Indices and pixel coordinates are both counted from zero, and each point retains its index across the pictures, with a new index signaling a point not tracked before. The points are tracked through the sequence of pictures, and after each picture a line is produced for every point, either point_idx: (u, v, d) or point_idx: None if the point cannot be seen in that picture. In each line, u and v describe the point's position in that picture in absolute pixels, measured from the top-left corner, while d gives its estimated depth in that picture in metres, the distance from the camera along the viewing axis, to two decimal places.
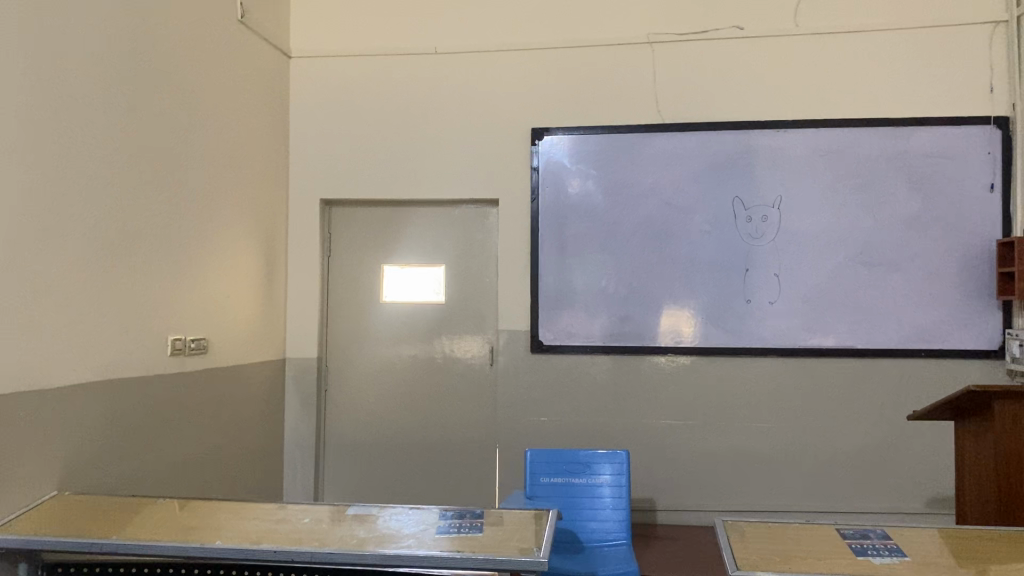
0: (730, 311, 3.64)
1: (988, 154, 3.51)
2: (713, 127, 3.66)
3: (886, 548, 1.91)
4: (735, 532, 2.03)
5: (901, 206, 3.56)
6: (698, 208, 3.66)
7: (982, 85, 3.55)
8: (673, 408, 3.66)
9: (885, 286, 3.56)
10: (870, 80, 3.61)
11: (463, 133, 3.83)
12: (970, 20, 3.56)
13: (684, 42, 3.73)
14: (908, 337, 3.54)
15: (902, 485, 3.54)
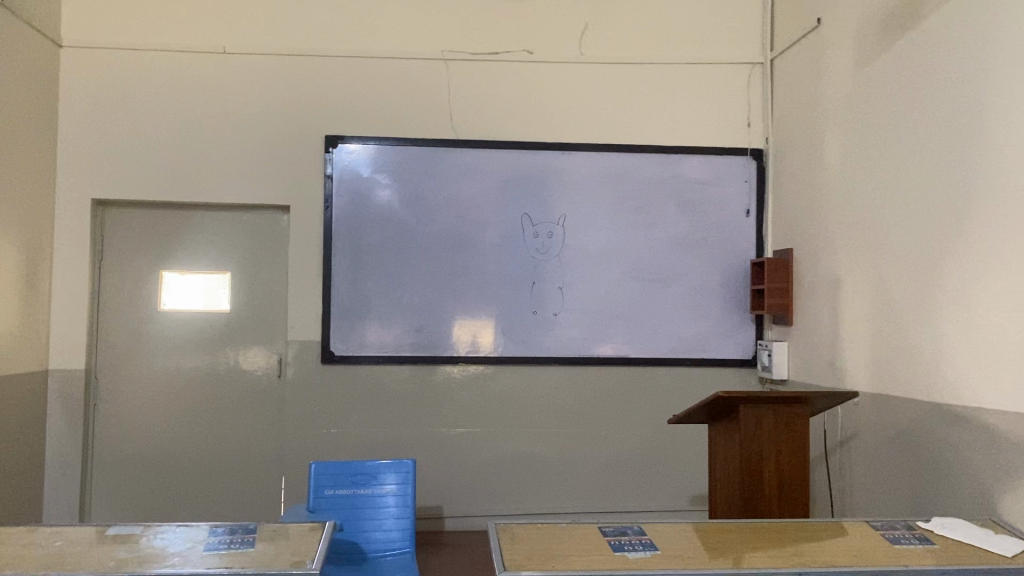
0: (518, 322, 3.77)
1: (745, 183, 3.89)
2: (504, 145, 3.79)
3: (641, 543, 2.07)
4: (506, 535, 2.11)
5: (673, 227, 3.85)
6: (489, 222, 3.77)
7: (742, 119, 3.92)
8: (462, 417, 3.74)
9: (658, 300, 3.83)
10: (647, 110, 3.89)
11: (254, 138, 3.73)
12: (732, 60, 3.92)
13: (477, 62, 3.84)
14: (677, 348, 3.83)
15: (670, 485, 3.82)
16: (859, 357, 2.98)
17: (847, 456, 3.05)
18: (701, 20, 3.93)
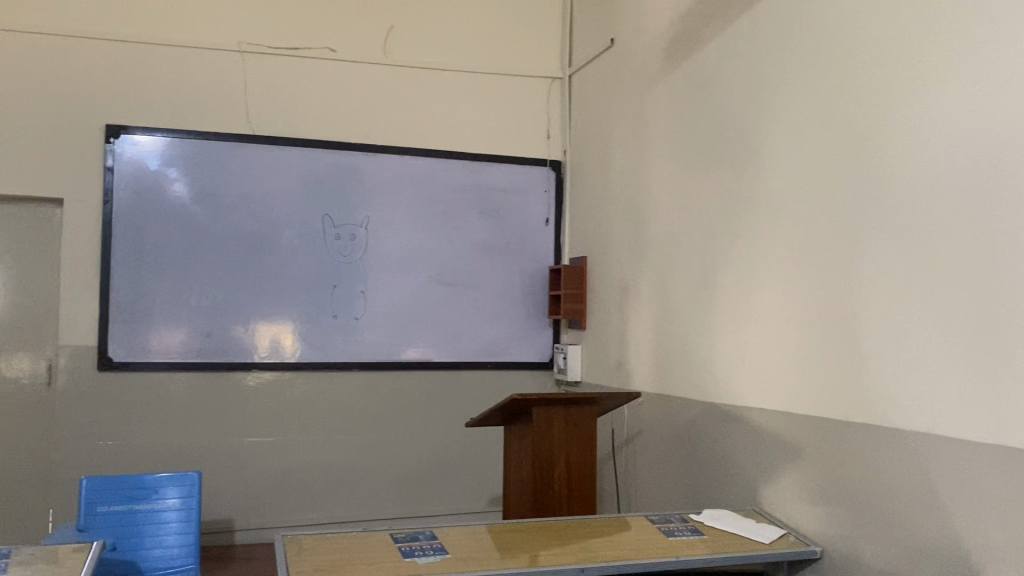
0: (317, 327, 3.68)
1: (544, 192, 4.02)
2: (304, 144, 3.69)
3: (431, 548, 2.06)
4: (293, 546, 2.04)
5: (475, 233, 3.90)
6: (287, 223, 3.65)
7: (541, 131, 4.05)
8: (255, 424, 3.59)
9: (459, 305, 3.87)
10: (450, 116, 3.92)
11: (22, 123, 3.40)
12: (533, 73, 4.04)
13: (276, 57, 3.71)
14: (477, 352, 3.88)
15: (469, 488, 3.86)
16: (644, 361, 3.15)
17: (633, 454, 3.21)
18: (505, 32, 4.03)
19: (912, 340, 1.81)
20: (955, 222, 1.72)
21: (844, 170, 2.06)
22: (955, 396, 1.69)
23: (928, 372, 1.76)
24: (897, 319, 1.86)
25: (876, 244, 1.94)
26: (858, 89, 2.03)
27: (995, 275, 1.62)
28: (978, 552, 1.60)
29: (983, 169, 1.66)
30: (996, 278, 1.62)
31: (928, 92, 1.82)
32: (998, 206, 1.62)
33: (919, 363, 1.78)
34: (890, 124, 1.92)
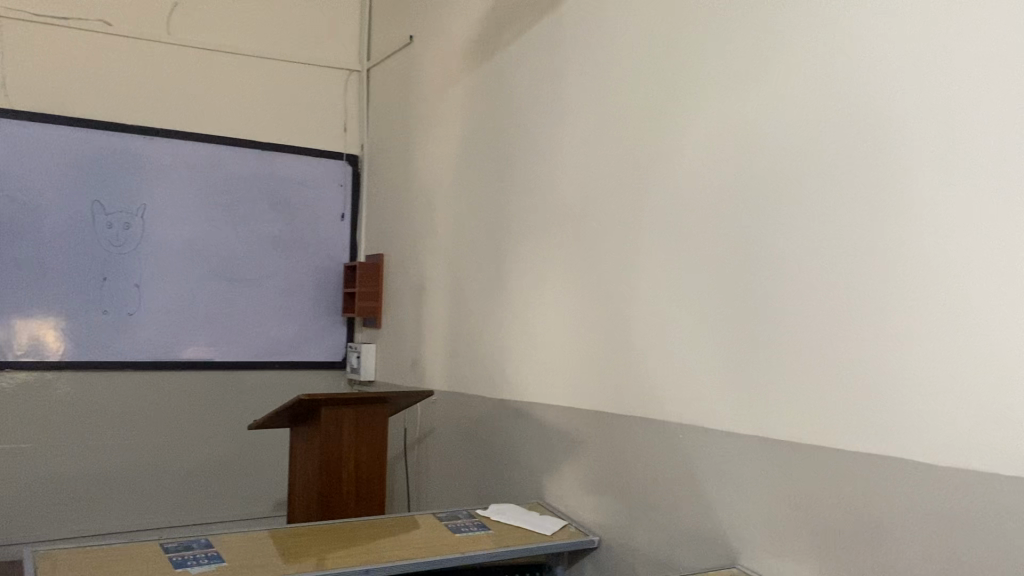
0: (85, 323, 3.38)
1: (340, 187, 3.93)
2: (73, 123, 3.37)
3: (205, 556, 1.94)
4: (44, 562, 1.84)
5: (265, 226, 3.75)
6: (50, 208, 3.32)
7: (338, 124, 3.96)
8: (5, 430, 3.23)
9: (246, 301, 3.70)
10: (240, 103, 3.74)
11: None
12: (329, 65, 3.95)
13: (37, 25, 3.36)
14: (266, 350, 3.73)
15: (253, 492, 3.69)
16: (437, 359, 3.16)
17: (424, 453, 3.20)
18: (300, 21, 3.90)
19: (665, 339, 1.89)
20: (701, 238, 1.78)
21: (613, 175, 2.13)
22: (697, 391, 1.78)
23: (678, 368, 1.84)
24: (653, 318, 1.93)
25: (636, 247, 2.02)
26: (625, 97, 2.10)
27: (724, 276, 1.71)
28: (715, 536, 1.70)
29: (713, 184, 1.76)
30: (725, 280, 1.70)
31: (676, 107, 1.90)
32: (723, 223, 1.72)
33: (670, 358, 1.87)
34: (649, 132, 2.00)
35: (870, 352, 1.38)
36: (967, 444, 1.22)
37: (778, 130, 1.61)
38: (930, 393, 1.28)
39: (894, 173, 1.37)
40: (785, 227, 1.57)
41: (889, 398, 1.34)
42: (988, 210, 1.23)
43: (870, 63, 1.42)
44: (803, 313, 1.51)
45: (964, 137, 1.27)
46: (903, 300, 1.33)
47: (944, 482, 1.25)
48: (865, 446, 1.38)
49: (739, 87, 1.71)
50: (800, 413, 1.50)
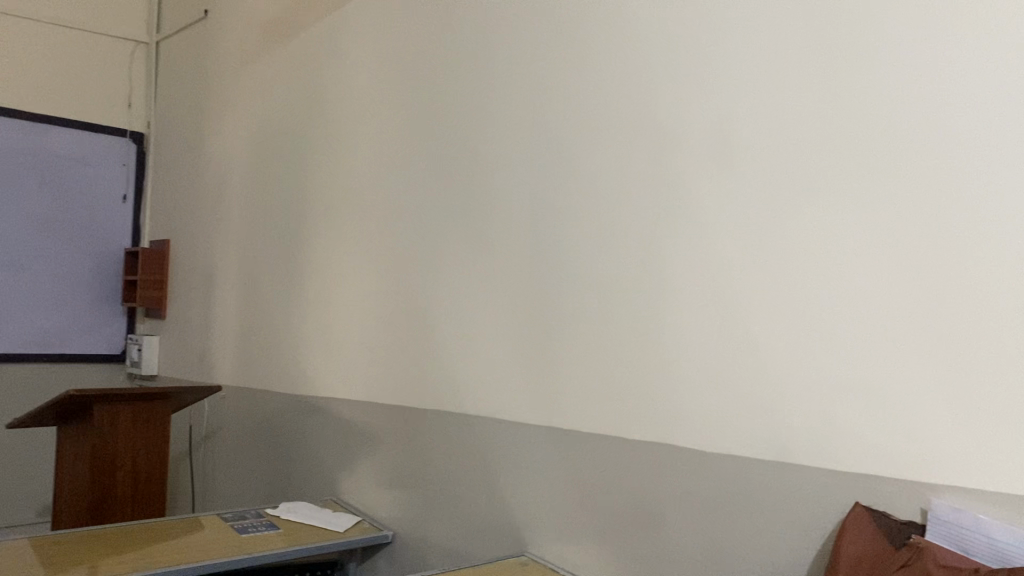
0: None
1: (122, 166, 3.65)
2: None
3: None
4: None
5: (33, 205, 3.40)
6: None
7: (121, 98, 3.68)
8: None
9: (9, 287, 3.34)
10: (9, 67, 3.36)
11: None
12: (113, 33, 3.65)
13: None
14: (32, 342, 3.40)
15: (13, 497, 3.35)
16: (227, 353, 3.02)
17: (211, 450, 3.05)
18: None
19: (466, 336, 1.88)
20: (506, 233, 1.78)
21: (414, 168, 2.11)
22: (495, 387, 1.79)
23: (477, 363, 1.85)
24: (453, 312, 1.93)
25: (439, 245, 1.99)
26: (427, 89, 2.09)
27: (521, 272, 1.73)
28: (506, 527, 1.74)
29: (518, 181, 1.76)
30: (521, 275, 1.73)
31: (482, 104, 1.89)
32: (527, 221, 1.72)
33: (469, 353, 1.87)
34: (448, 126, 2.00)
35: (651, 345, 1.43)
36: (732, 430, 1.28)
37: (571, 128, 1.63)
38: (702, 381, 1.33)
39: (673, 171, 1.42)
40: (577, 224, 1.60)
41: (668, 389, 1.39)
42: (765, 213, 1.26)
43: (653, 67, 1.47)
44: (594, 309, 1.55)
45: (730, 136, 1.32)
46: (688, 298, 1.37)
47: (713, 467, 1.31)
48: (647, 437, 1.43)
49: (535, 85, 1.74)
50: (591, 407, 1.55)
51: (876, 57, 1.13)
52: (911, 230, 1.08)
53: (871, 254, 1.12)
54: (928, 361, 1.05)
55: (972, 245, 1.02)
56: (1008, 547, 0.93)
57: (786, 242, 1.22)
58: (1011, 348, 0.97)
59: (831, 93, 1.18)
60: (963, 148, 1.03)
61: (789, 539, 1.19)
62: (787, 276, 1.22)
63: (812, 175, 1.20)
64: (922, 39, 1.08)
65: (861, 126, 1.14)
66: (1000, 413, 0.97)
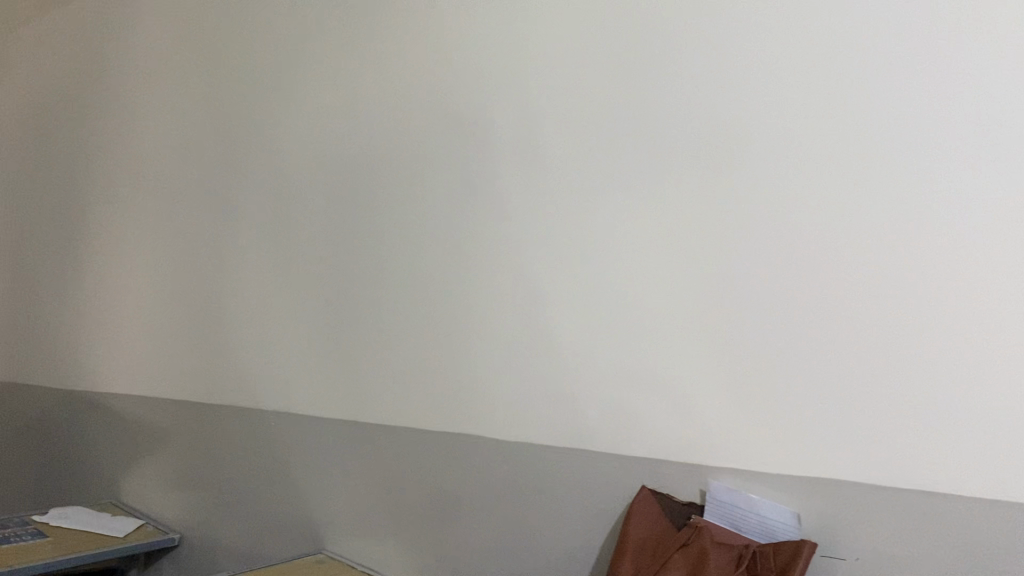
0: None
1: None
2: None
3: None
4: None
5: None
6: None
7: None
8: None
9: None
10: None
11: None
12: None
13: None
14: None
15: None
16: None
17: None
18: None
19: (262, 326, 1.79)
20: (306, 219, 1.70)
21: (210, 151, 1.98)
22: (293, 380, 1.71)
23: (274, 356, 1.76)
24: (247, 301, 1.83)
25: (235, 230, 1.88)
26: (224, 63, 1.96)
27: (321, 262, 1.66)
28: (303, 524, 1.67)
29: (319, 165, 1.69)
30: (320, 263, 1.66)
31: (283, 82, 1.79)
32: (328, 207, 1.66)
33: (266, 345, 1.78)
34: (247, 104, 1.89)
35: (453, 336, 1.41)
36: (530, 419, 1.28)
37: (376, 113, 1.58)
38: (503, 371, 1.33)
39: (476, 161, 1.39)
40: (381, 213, 1.55)
41: (470, 380, 1.38)
42: (562, 203, 1.26)
43: (457, 55, 1.44)
44: (396, 300, 1.51)
45: (532, 128, 1.31)
46: (487, 287, 1.36)
47: (512, 456, 1.31)
48: (445, 428, 1.41)
49: (340, 69, 1.66)
50: (392, 400, 1.51)
51: (671, 59, 1.15)
52: (695, 227, 1.11)
53: (660, 249, 1.14)
54: (710, 354, 1.08)
55: (751, 242, 1.05)
56: (776, 524, 1.00)
57: (583, 235, 1.23)
58: (783, 343, 1.02)
59: (629, 90, 1.19)
60: (745, 151, 1.06)
61: (581, 521, 1.20)
62: (583, 267, 1.23)
63: (609, 170, 1.21)
64: (711, 45, 1.11)
65: (655, 124, 1.16)
66: (773, 403, 1.02)
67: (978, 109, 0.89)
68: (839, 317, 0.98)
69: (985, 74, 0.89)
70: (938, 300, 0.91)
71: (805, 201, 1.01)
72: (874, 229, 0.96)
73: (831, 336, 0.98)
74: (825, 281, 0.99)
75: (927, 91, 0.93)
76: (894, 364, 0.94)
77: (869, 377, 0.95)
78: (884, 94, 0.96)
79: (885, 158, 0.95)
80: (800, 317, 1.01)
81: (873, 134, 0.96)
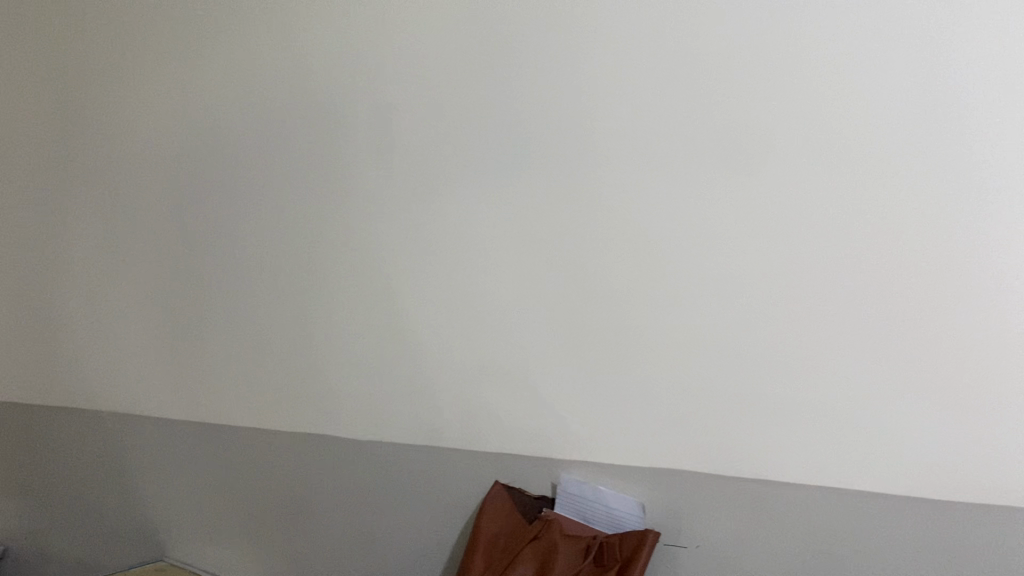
0: None
1: None
2: None
3: None
4: None
5: None
6: None
7: None
8: None
9: None
10: None
11: None
12: None
13: None
14: None
15: None
16: None
17: None
18: None
19: (89, 319, 1.66)
20: (134, 205, 1.57)
21: (13, 124, 1.77)
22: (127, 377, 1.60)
23: (104, 352, 1.63)
24: (70, 292, 1.68)
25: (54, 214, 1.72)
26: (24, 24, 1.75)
27: (158, 250, 1.54)
28: (142, 530, 1.58)
29: (146, 146, 1.56)
30: (153, 253, 1.54)
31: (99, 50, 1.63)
32: (159, 192, 1.53)
33: (98, 340, 1.64)
34: (56, 72, 1.70)
35: (300, 333, 1.33)
36: (381, 416, 1.24)
37: (204, 90, 1.45)
38: (352, 366, 1.27)
39: (319, 149, 1.30)
40: (220, 199, 1.44)
41: (317, 375, 1.31)
42: (405, 196, 1.19)
43: (296, 33, 1.32)
44: (239, 292, 1.41)
45: (373, 111, 1.22)
46: (329, 282, 1.28)
47: (363, 454, 1.26)
48: (292, 427, 1.35)
49: (167, 38, 1.51)
50: (238, 397, 1.43)
51: (519, 46, 1.08)
52: (545, 221, 1.06)
53: (510, 244, 1.09)
54: (567, 352, 1.06)
55: (601, 240, 1.02)
56: (623, 514, 1.02)
57: (429, 227, 1.17)
58: (636, 344, 1.01)
59: (475, 76, 1.11)
60: (598, 147, 1.02)
61: (434, 516, 1.18)
62: (431, 261, 1.17)
63: (455, 161, 1.13)
64: (563, 35, 1.04)
65: (503, 114, 1.09)
66: (628, 402, 1.02)
67: (828, 118, 0.89)
68: (691, 318, 0.98)
69: (834, 84, 0.89)
70: (791, 306, 0.92)
71: (656, 202, 0.98)
72: (722, 232, 0.95)
73: (685, 337, 0.98)
74: (676, 281, 0.98)
75: (782, 94, 0.91)
76: (741, 363, 0.95)
77: (719, 378, 0.97)
78: (737, 95, 0.93)
79: (736, 162, 0.94)
80: (654, 319, 1.00)
81: (726, 136, 0.94)
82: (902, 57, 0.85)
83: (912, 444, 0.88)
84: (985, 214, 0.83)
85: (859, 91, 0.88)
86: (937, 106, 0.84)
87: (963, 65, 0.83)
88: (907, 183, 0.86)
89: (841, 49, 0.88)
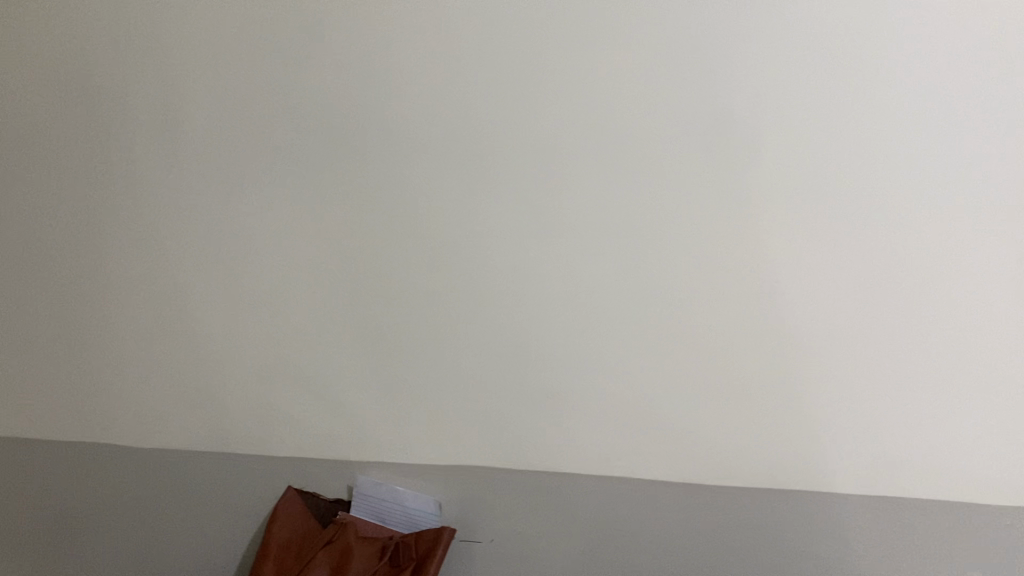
0: None
1: None
2: None
3: None
4: None
5: None
6: None
7: None
8: None
9: None
10: None
11: None
12: None
13: None
14: None
15: None
16: None
17: None
18: None
19: None
20: None
21: None
22: None
23: None
24: None
25: None
26: None
27: None
28: None
29: None
30: None
31: None
32: None
33: None
34: None
35: (51, 334, 1.17)
36: (154, 421, 1.13)
37: None
38: (118, 368, 1.14)
39: (81, 132, 1.16)
40: None
41: (71, 380, 1.16)
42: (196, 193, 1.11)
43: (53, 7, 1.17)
44: None
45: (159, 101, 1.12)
46: (95, 279, 1.15)
47: (123, 463, 1.13)
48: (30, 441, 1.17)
49: None
50: None
51: (330, 47, 1.05)
52: (350, 216, 1.04)
53: (310, 241, 1.06)
54: (370, 352, 1.04)
55: (409, 237, 1.02)
56: (419, 513, 1.00)
57: (223, 223, 1.10)
58: (440, 340, 1.01)
59: (276, 76, 1.07)
60: (415, 153, 1.02)
61: (204, 534, 1.07)
62: (225, 258, 1.10)
63: (256, 152, 1.08)
64: (376, 41, 1.03)
65: (308, 107, 1.06)
66: (431, 399, 1.02)
67: (625, 130, 0.96)
68: (494, 316, 0.99)
69: (632, 101, 0.95)
70: (599, 312, 0.96)
71: (469, 207, 1.00)
72: (533, 239, 0.98)
73: (489, 333, 0.99)
74: (482, 279, 1.00)
75: (603, 116, 0.96)
76: (543, 362, 0.98)
77: (520, 374, 0.98)
78: (561, 116, 0.97)
79: (540, 167, 0.98)
80: (460, 315, 1.00)
81: (531, 142, 0.98)
82: (709, 90, 0.94)
83: (706, 438, 0.93)
84: (767, 238, 0.92)
85: (653, 108, 0.95)
86: (718, 127, 0.93)
87: (739, 93, 0.93)
88: (693, 194, 0.94)
89: (652, 81, 0.95)
